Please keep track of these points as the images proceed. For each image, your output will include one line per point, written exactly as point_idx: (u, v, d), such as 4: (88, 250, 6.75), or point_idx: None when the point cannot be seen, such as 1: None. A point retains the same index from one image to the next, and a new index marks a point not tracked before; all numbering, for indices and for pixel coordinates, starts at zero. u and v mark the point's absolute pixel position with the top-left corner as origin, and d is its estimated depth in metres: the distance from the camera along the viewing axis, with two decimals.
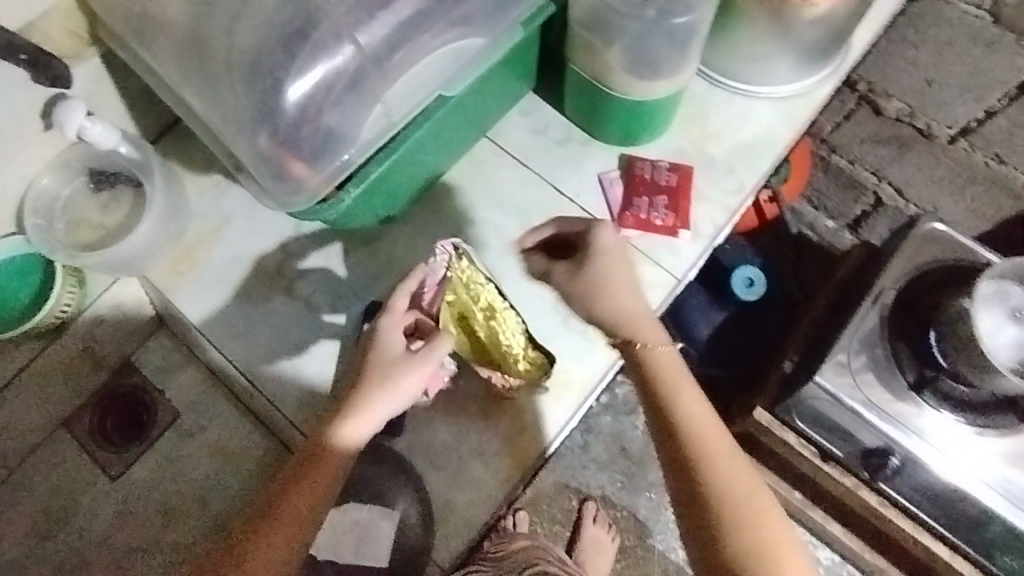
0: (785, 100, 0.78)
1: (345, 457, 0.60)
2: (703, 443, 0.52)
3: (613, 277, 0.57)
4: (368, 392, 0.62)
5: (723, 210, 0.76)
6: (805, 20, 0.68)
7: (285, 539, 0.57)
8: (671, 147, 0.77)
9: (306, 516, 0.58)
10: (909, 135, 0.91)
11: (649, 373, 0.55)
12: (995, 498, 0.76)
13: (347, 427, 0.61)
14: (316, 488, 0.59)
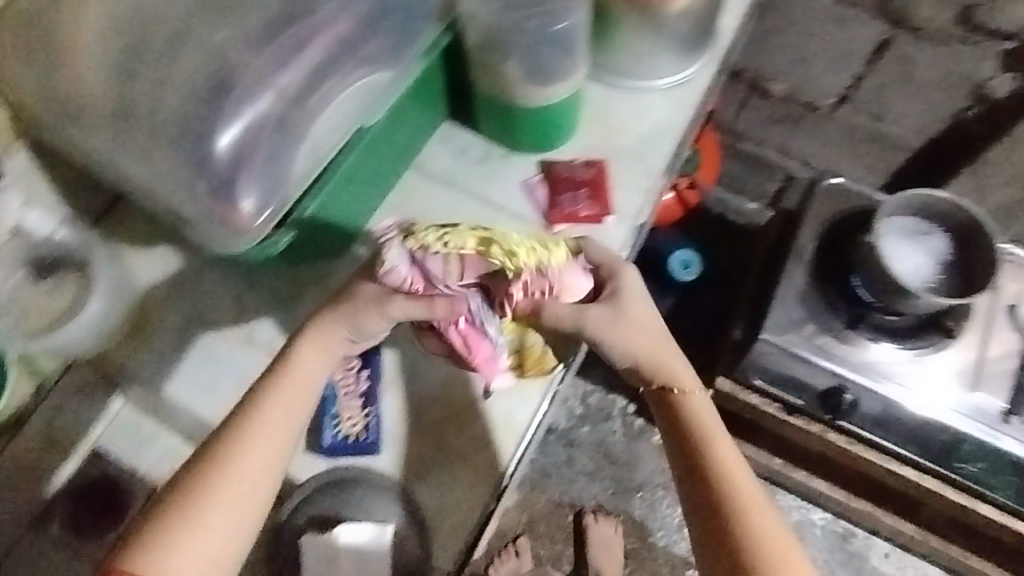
0: (676, 87, 0.87)
1: (309, 386, 0.64)
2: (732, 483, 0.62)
3: (646, 318, 0.67)
4: (332, 322, 0.65)
5: (640, 192, 0.83)
6: (670, 15, 0.78)
7: (261, 461, 0.60)
8: (584, 144, 0.84)
9: (275, 439, 0.61)
10: (798, 111, 1.21)
11: (681, 412, 0.66)
12: (947, 412, 0.97)
13: (311, 352, 0.65)
14: (285, 411, 0.62)
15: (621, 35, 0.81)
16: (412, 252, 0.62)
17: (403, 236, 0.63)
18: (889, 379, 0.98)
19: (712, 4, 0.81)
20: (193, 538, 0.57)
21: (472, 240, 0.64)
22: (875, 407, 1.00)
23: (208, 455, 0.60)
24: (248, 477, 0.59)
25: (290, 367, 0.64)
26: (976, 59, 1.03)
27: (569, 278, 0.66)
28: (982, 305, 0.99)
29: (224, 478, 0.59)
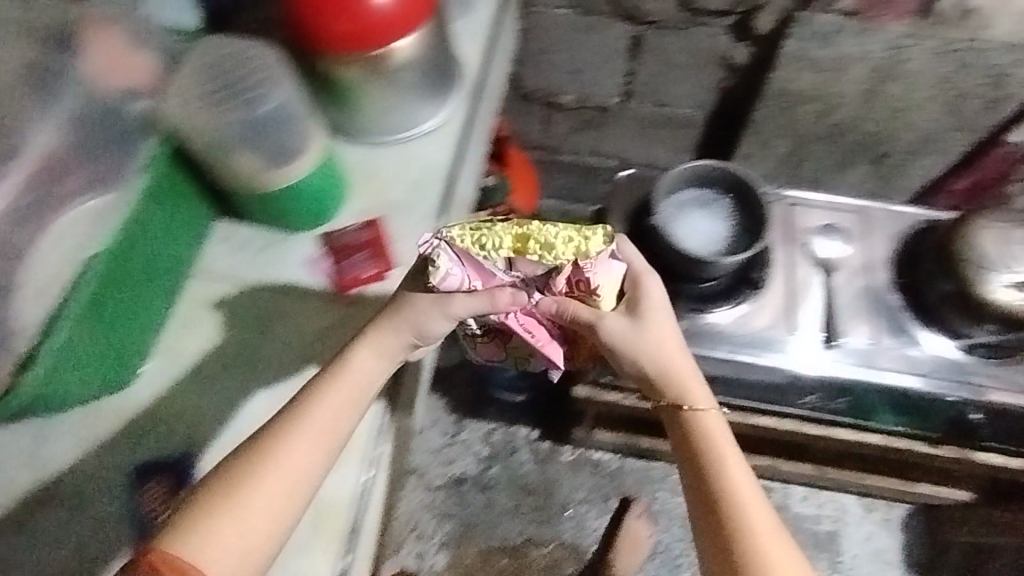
0: (435, 132, 0.91)
1: (359, 391, 0.70)
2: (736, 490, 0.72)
3: (671, 336, 0.79)
4: (395, 313, 0.74)
5: (421, 238, 0.85)
6: (396, 68, 0.83)
7: (305, 459, 0.65)
8: (360, 205, 0.87)
9: (309, 441, 0.66)
10: (594, 114, 1.40)
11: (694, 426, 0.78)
12: (774, 357, 1.03)
13: (369, 352, 0.72)
14: (329, 418, 0.68)
15: (363, 97, 0.85)
16: (461, 257, 0.72)
17: (446, 240, 0.71)
18: (712, 343, 1.04)
19: (440, 52, 0.87)
20: (228, 525, 0.61)
21: (509, 239, 0.71)
22: (715, 370, 1.05)
23: (261, 447, 0.65)
24: (290, 474, 0.64)
25: (343, 374, 0.70)
26: (712, 37, 1.17)
27: (600, 266, 0.74)
28: (778, 251, 1.08)
29: (262, 474, 0.64)
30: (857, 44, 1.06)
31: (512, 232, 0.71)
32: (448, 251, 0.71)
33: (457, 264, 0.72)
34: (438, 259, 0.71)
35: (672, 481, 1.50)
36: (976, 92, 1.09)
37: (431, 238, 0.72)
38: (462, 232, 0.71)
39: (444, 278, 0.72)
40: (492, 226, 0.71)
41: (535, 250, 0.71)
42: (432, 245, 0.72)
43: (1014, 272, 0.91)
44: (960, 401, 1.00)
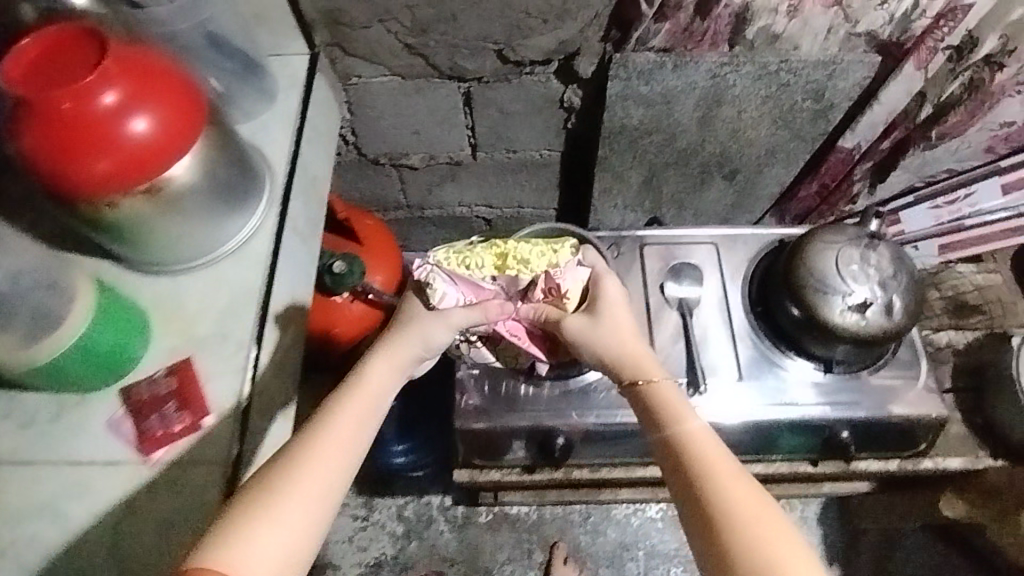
0: (241, 249, 0.85)
1: (376, 399, 0.73)
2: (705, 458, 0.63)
3: (620, 322, 0.82)
4: (400, 333, 0.82)
5: (235, 373, 0.77)
6: (177, 196, 0.75)
7: (330, 459, 0.66)
8: (163, 349, 0.78)
9: (359, 425, 0.70)
10: (448, 167, 1.35)
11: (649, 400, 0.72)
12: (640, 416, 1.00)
13: (382, 360, 0.78)
14: (358, 417, 0.70)
15: (146, 230, 0.77)
16: (451, 276, 0.87)
17: (433, 264, 0.87)
18: (572, 412, 1.01)
19: (229, 165, 0.81)
20: (267, 524, 0.61)
21: (488, 259, 0.89)
22: (586, 437, 1.03)
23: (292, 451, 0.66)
24: (324, 467, 0.65)
25: (363, 383, 0.74)
26: (541, 83, 1.12)
27: (565, 273, 0.86)
28: (633, 298, 1.05)
29: (314, 460, 0.65)
30: (678, 77, 1.04)
31: (491, 256, 0.90)
32: (438, 274, 0.86)
33: (450, 281, 0.87)
34: (433, 274, 0.87)
35: (593, 523, 1.46)
36: (801, 105, 1.10)
37: (421, 265, 0.87)
38: (446, 256, 0.88)
39: (445, 290, 0.86)
40: (475, 251, 0.90)
41: (514, 265, 0.89)
42: (424, 269, 0.86)
43: (850, 292, 0.91)
44: (833, 422, 0.97)
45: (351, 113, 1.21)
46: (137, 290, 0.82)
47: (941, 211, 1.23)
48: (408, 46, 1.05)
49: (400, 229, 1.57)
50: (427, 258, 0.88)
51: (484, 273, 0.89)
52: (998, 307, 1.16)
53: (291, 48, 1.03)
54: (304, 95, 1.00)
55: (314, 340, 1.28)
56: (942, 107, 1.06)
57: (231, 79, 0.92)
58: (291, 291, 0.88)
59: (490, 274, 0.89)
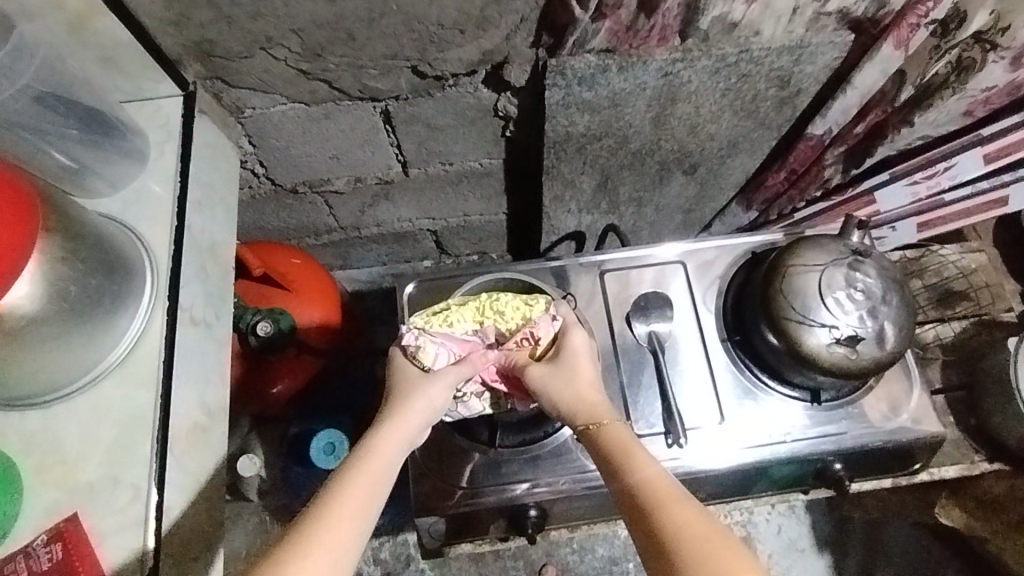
0: (123, 365, 0.70)
1: (389, 465, 0.64)
2: (672, 508, 0.56)
3: (578, 367, 0.75)
4: (407, 395, 0.73)
5: (132, 527, 0.64)
6: (21, 326, 0.60)
7: (346, 528, 0.56)
8: (42, 507, 0.65)
9: (375, 495, 0.60)
10: (379, 187, 1.17)
11: (607, 443, 0.64)
12: None
13: (391, 429, 0.68)
14: (370, 485, 0.61)
15: None
16: (438, 336, 0.80)
17: (417, 327, 0.81)
18: (545, 477, 0.93)
19: (86, 274, 0.65)
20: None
21: (469, 314, 0.83)
22: (560, 501, 0.96)
23: (300, 522, 0.56)
24: (338, 538, 0.55)
25: (372, 448, 0.65)
26: (469, 94, 0.95)
27: (541, 323, 0.81)
28: (599, 344, 0.96)
29: (326, 530, 0.55)
30: (626, 80, 0.88)
31: (475, 310, 0.84)
32: (421, 334, 0.80)
33: (436, 341, 0.80)
34: (418, 337, 0.80)
35: (579, 541, 1.37)
36: (765, 94, 0.95)
37: (408, 331, 0.80)
38: (428, 317, 0.83)
39: (434, 348, 0.79)
40: (452, 308, 0.84)
41: (491, 319, 0.83)
42: (411, 334, 0.80)
43: (836, 325, 0.82)
44: (825, 454, 0.91)
45: (253, 145, 1.03)
46: (1, 434, 0.67)
47: (918, 186, 1.10)
48: (303, 72, 0.88)
49: (336, 250, 1.41)
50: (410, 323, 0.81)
51: (469, 328, 0.83)
52: (983, 294, 1.21)
53: (160, 90, 0.86)
54: (184, 148, 0.84)
55: (249, 403, 1.12)
56: (925, 90, 0.94)
57: (84, 147, 0.76)
58: (196, 399, 0.74)
59: (474, 329, 0.83)
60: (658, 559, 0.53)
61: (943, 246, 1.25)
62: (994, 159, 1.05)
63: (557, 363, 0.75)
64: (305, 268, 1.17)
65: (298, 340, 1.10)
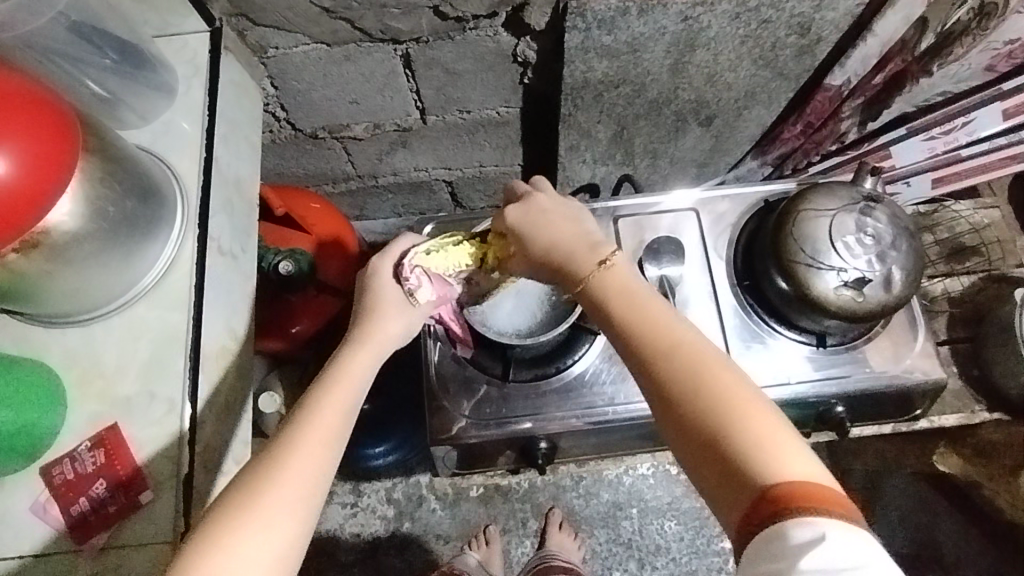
0: (157, 289, 0.74)
1: (361, 386, 0.64)
2: (677, 359, 0.55)
3: (562, 214, 0.68)
4: (379, 321, 0.71)
5: (166, 438, 0.69)
6: (65, 244, 0.64)
7: (322, 453, 0.57)
8: (86, 417, 0.69)
9: (346, 416, 0.60)
10: (398, 134, 1.19)
11: (606, 299, 0.61)
12: (624, 412, 0.97)
13: (360, 351, 0.67)
14: (346, 406, 0.61)
15: (39, 289, 0.66)
16: (431, 276, 0.78)
17: (421, 266, 0.77)
18: (555, 412, 0.97)
19: (123, 197, 0.68)
20: (258, 524, 0.51)
21: (463, 256, 0.82)
22: (568, 434, 1.01)
23: (277, 448, 0.56)
24: (314, 459, 0.56)
25: (344, 371, 0.64)
26: (488, 38, 0.96)
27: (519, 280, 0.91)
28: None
29: (301, 458, 0.56)
30: (645, 24, 0.88)
31: (474, 249, 0.83)
32: (423, 274, 0.77)
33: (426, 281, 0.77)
34: (416, 278, 0.76)
35: (585, 486, 1.41)
36: (785, 42, 0.95)
37: (410, 268, 0.76)
38: (427, 251, 0.79)
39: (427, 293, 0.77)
40: (449, 249, 0.81)
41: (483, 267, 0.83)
42: (414, 274, 0.76)
43: (845, 267, 0.84)
44: (828, 397, 0.95)
45: (275, 87, 1.04)
46: (45, 349, 0.72)
47: (935, 141, 1.10)
48: (327, 11, 0.89)
49: (353, 200, 1.43)
50: (410, 263, 0.76)
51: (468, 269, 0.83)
52: (994, 249, 1.22)
53: (186, 25, 0.87)
54: (211, 84, 0.86)
55: (269, 341, 1.14)
56: (945, 38, 0.94)
57: (117, 78, 0.78)
58: (225, 323, 0.78)
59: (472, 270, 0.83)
60: (663, 406, 0.55)
61: (956, 201, 1.25)
62: (1013, 114, 1.03)
63: (530, 220, 0.68)
64: (327, 211, 1.20)
65: (319, 280, 1.13)
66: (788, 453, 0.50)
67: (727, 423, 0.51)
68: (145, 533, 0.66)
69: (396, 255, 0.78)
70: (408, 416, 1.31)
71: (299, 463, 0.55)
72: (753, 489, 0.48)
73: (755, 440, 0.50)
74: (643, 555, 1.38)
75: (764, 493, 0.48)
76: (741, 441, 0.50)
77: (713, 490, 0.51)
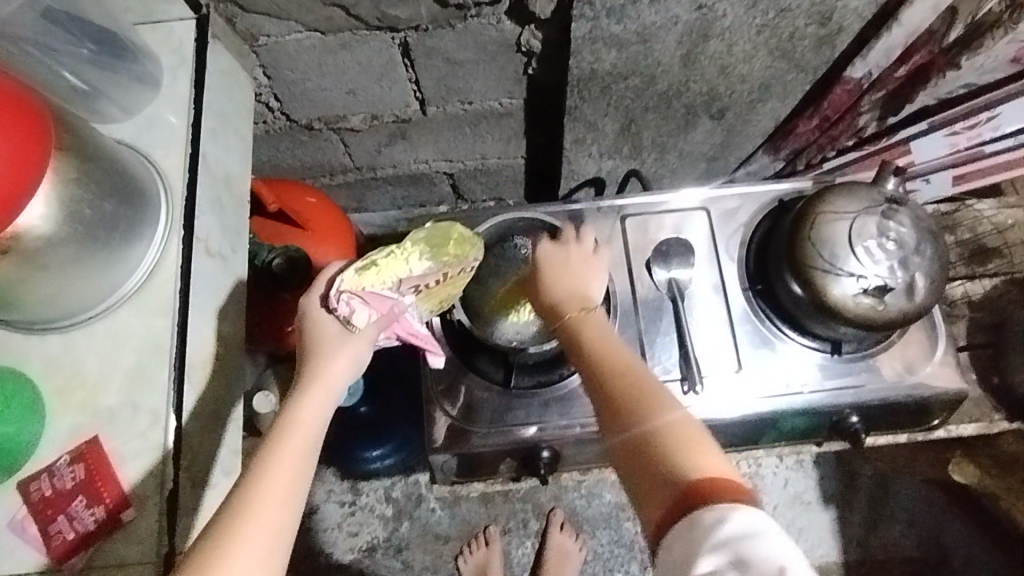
0: (140, 294, 0.70)
1: (313, 432, 0.60)
2: (627, 383, 0.62)
3: (577, 261, 0.74)
4: (328, 356, 0.64)
5: (149, 454, 0.65)
6: (37, 249, 0.60)
7: (275, 519, 0.55)
8: (66, 429, 0.66)
9: (298, 474, 0.57)
10: (397, 126, 1.14)
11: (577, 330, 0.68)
12: None
13: (315, 394, 0.62)
14: (297, 465, 0.58)
15: (11, 294, 0.63)
16: (366, 297, 0.68)
17: (349, 290, 0.67)
18: (559, 420, 0.94)
19: (100, 198, 0.64)
20: None
21: (397, 261, 0.73)
22: (571, 443, 0.97)
23: (225, 518, 0.54)
24: (270, 525, 0.54)
25: (292, 416, 0.60)
26: (491, 26, 0.91)
27: None
28: None
29: (251, 528, 0.54)
30: (657, 13, 0.83)
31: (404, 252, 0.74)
32: (353, 298, 0.67)
33: (364, 302, 0.68)
34: (345, 304, 0.66)
35: (588, 486, 1.39)
36: (804, 32, 0.90)
37: (337, 294, 0.67)
38: (358, 271, 0.69)
39: (367, 314, 0.68)
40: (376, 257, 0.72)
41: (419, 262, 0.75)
42: (342, 302, 0.66)
43: (864, 275, 0.80)
44: (843, 406, 0.92)
45: (267, 77, 1.00)
46: (24, 357, 0.68)
47: (958, 137, 1.05)
48: None
49: (352, 192, 1.39)
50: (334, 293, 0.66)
51: (426, 267, 0.76)
52: (1017, 251, 1.17)
53: (172, 12, 0.83)
54: (197, 74, 0.81)
55: (264, 340, 1.10)
56: (974, 29, 0.88)
57: (95, 70, 0.74)
58: (213, 330, 0.74)
59: (427, 266, 0.76)
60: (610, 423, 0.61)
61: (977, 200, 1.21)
62: None
63: (547, 261, 0.75)
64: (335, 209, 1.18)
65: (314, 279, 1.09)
66: (709, 461, 0.57)
67: (661, 438, 0.58)
68: (129, 554, 0.63)
69: (327, 280, 0.69)
70: (406, 419, 1.27)
71: (249, 541, 0.53)
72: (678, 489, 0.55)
73: (680, 449, 0.57)
74: (645, 556, 1.35)
75: (689, 493, 0.54)
76: (674, 448, 0.57)
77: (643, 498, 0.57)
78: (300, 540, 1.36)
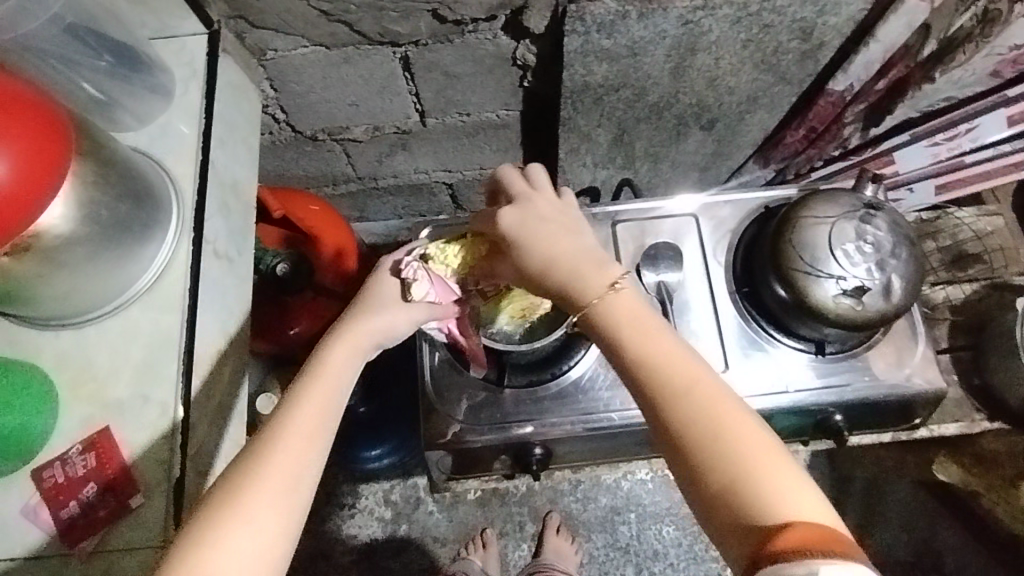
0: (151, 292, 0.74)
1: (343, 379, 0.62)
2: (679, 393, 0.54)
3: (558, 222, 0.65)
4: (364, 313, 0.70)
5: (157, 443, 0.68)
6: (56, 248, 0.64)
7: (302, 450, 0.56)
8: (78, 420, 0.69)
9: (327, 413, 0.59)
10: (398, 137, 1.18)
11: (607, 324, 0.59)
12: (623, 418, 0.97)
13: (344, 347, 0.65)
14: (323, 405, 0.59)
15: (29, 290, 0.66)
16: (431, 276, 0.76)
17: (419, 263, 0.77)
18: (552, 418, 0.97)
19: (115, 200, 0.68)
20: (236, 533, 0.51)
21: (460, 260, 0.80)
22: (564, 440, 1.00)
23: (250, 451, 0.56)
24: (295, 452, 0.55)
25: (321, 361, 0.63)
26: (488, 41, 0.95)
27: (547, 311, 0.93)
28: None
29: (278, 458, 0.55)
30: (645, 28, 0.88)
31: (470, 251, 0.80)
32: (420, 270, 0.76)
33: (430, 284, 0.77)
34: (416, 277, 0.75)
35: (583, 490, 1.41)
36: (786, 47, 0.94)
37: (408, 263, 0.76)
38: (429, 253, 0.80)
39: (427, 294, 0.75)
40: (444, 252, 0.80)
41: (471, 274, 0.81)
42: (410, 269, 0.75)
43: (844, 276, 0.83)
44: (827, 405, 0.95)
45: (274, 89, 1.04)
46: (37, 352, 0.72)
47: (938, 147, 1.08)
48: (326, 13, 0.89)
49: (354, 201, 1.43)
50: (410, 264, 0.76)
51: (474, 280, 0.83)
52: (998, 258, 1.21)
53: (184, 27, 0.87)
54: (208, 86, 0.85)
55: (267, 342, 1.13)
56: (948, 44, 0.93)
57: (112, 81, 0.78)
58: (220, 327, 0.77)
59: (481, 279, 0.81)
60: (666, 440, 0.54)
61: (959, 208, 1.25)
62: (1018, 121, 1.02)
63: (521, 230, 0.65)
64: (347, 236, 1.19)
65: (316, 284, 1.12)
66: (785, 489, 0.49)
67: (727, 460, 0.51)
68: (137, 538, 0.66)
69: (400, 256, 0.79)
70: (404, 421, 1.31)
71: (275, 472, 0.54)
72: (754, 526, 0.48)
73: (749, 472, 0.50)
74: (640, 560, 1.37)
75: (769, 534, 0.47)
76: (749, 479, 0.50)
77: (718, 526, 0.50)
78: (300, 542, 1.38)
